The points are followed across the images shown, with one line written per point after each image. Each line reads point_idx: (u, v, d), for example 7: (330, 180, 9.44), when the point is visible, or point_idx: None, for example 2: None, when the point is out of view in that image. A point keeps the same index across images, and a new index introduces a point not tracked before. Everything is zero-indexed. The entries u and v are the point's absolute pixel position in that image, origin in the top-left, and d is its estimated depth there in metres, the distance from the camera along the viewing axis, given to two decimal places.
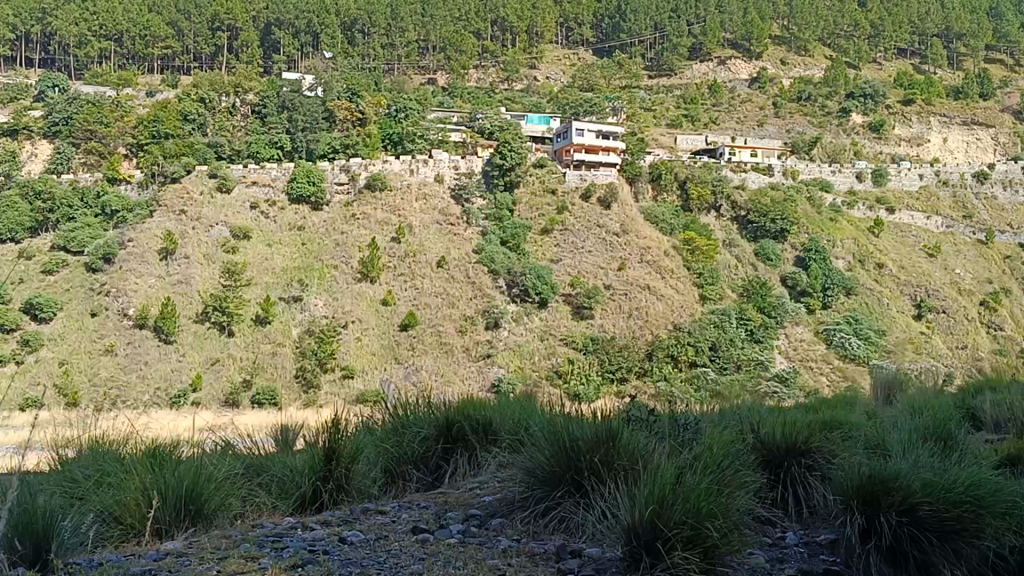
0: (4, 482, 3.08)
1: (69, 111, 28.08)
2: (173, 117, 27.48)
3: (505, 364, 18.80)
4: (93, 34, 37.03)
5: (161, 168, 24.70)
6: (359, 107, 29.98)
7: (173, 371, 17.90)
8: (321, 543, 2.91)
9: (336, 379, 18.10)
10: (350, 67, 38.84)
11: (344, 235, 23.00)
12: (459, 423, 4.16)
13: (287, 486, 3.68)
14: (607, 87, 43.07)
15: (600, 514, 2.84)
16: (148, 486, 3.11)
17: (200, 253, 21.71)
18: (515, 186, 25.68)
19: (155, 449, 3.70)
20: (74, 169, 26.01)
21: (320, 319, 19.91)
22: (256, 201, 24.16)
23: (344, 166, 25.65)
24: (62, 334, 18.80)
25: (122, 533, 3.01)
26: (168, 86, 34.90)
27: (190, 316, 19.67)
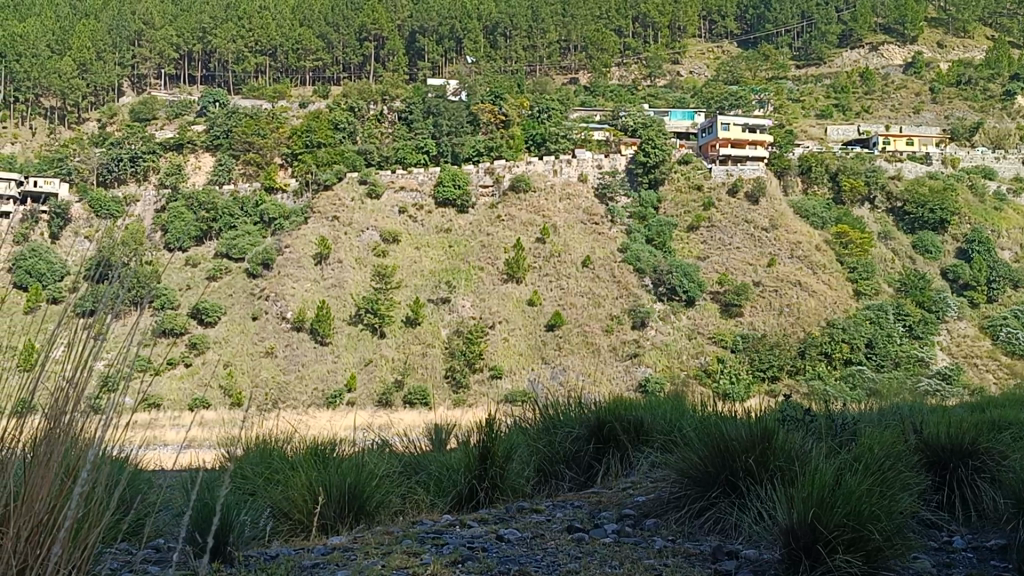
0: (182, 480, 3.29)
1: (229, 124, 29.12)
2: (324, 126, 28.41)
3: (653, 363, 18.68)
4: (249, 50, 38.82)
5: (315, 176, 25.66)
6: (502, 109, 30.29)
7: (329, 372, 18.63)
8: (479, 540, 2.98)
9: (485, 378, 18.34)
10: (492, 70, 39.28)
11: (489, 236, 23.32)
12: (610, 422, 4.14)
13: (444, 483, 3.77)
14: (752, 79, 42.12)
15: (757, 515, 2.80)
16: (312, 483, 3.25)
17: (352, 257, 22.47)
18: (660, 183, 25.46)
19: (316, 447, 3.86)
20: (234, 180, 27.24)
21: (468, 320, 20.28)
22: (404, 205, 24.76)
23: (489, 168, 26.00)
24: (226, 338, 19.76)
25: (291, 528, 3.17)
26: (319, 96, 36.06)
27: (344, 319, 20.35)
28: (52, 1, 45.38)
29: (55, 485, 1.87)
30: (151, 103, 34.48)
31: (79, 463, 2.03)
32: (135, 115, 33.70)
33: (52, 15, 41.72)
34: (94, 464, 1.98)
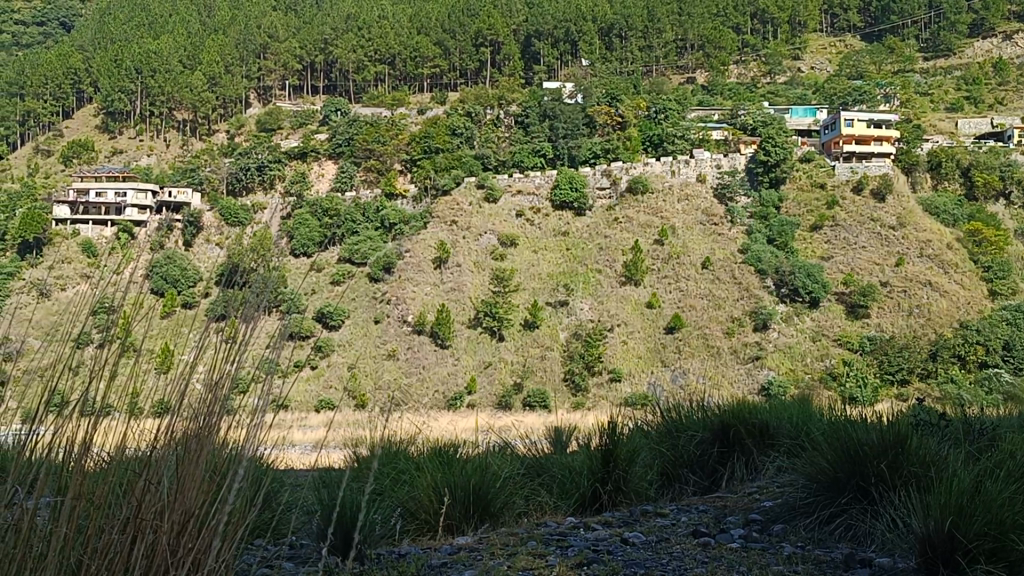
0: (315, 479, 3.40)
1: (350, 133, 29.84)
2: (442, 132, 28.79)
3: (776, 366, 18.29)
4: (369, 59, 39.66)
5: (433, 181, 26.06)
6: (618, 111, 30.14)
7: (449, 375, 18.88)
8: (604, 543, 2.97)
9: (604, 381, 18.25)
10: (608, 72, 39.03)
11: (607, 239, 23.24)
12: (735, 427, 4.08)
13: (567, 487, 3.78)
14: (877, 73, 40.78)
15: (890, 522, 2.72)
16: (439, 484, 3.31)
17: (471, 262, 22.78)
18: (781, 182, 24.92)
19: (441, 448, 3.93)
20: (356, 186, 27.84)
21: (586, 323, 20.25)
22: (522, 208, 24.91)
23: (606, 170, 25.93)
24: (350, 341, 20.20)
25: (418, 527, 3.23)
26: (437, 103, 36.53)
27: (464, 323, 20.62)
28: (183, 18, 47.30)
29: (200, 482, 1.96)
30: (277, 113, 35.61)
31: (225, 464, 2.16)
32: (262, 125, 34.88)
33: (184, 32, 43.58)
34: (244, 465, 2.10)
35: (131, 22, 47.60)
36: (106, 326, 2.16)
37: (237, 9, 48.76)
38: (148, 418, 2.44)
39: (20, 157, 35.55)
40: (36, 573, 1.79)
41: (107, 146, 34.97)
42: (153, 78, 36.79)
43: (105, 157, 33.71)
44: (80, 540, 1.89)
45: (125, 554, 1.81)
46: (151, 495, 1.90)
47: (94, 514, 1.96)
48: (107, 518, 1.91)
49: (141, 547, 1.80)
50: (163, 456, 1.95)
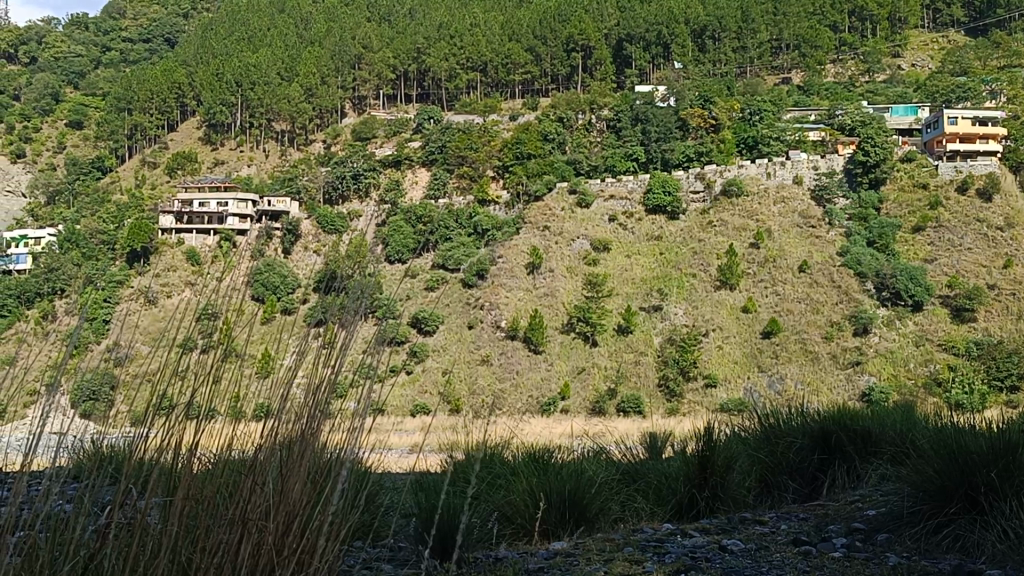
0: (411, 483, 3.45)
1: (443, 140, 30.16)
2: (534, 138, 28.91)
3: (877, 372, 17.81)
4: (462, 67, 40.00)
5: (526, 187, 26.24)
6: (712, 113, 29.81)
7: (543, 380, 18.92)
8: (702, 550, 2.95)
9: (699, 387, 18.02)
10: (701, 74, 38.54)
11: (701, 243, 23.01)
12: (836, 433, 3.99)
13: (663, 493, 3.76)
14: (983, 69, 39.32)
15: (1002, 534, 2.64)
16: (534, 489, 3.32)
17: (564, 266, 22.80)
18: (881, 183, 24.33)
19: (535, 453, 3.94)
20: (449, 193, 28.09)
21: (681, 327, 20.08)
22: (615, 213, 24.82)
23: (700, 174, 25.69)
24: (445, 346, 20.40)
25: (514, 531, 3.25)
26: (529, 109, 36.58)
27: (557, 328, 20.65)
28: (282, 31, 48.45)
29: (307, 485, 2.01)
30: (372, 122, 36.18)
31: (326, 467, 2.22)
32: (357, 134, 35.48)
33: (282, 45, 44.72)
34: (344, 466, 2.15)
35: (231, 37, 48.98)
36: (212, 335, 2.24)
37: (333, 21, 49.73)
38: (251, 420, 2.52)
39: (128, 170, 36.96)
40: (145, 568, 1.86)
41: (210, 158, 36.09)
42: (253, 91, 37.75)
43: (208, 168, 34.79)
44: (195, 539, 1.96)
45: (238, 552, 1.87)
46: (264, 495, 1.96)
47: (205, 515, 2.03)
48: (217, 519, 1.98)
49: (249, 545, 1.85)
50: (272, 456, 2.00)
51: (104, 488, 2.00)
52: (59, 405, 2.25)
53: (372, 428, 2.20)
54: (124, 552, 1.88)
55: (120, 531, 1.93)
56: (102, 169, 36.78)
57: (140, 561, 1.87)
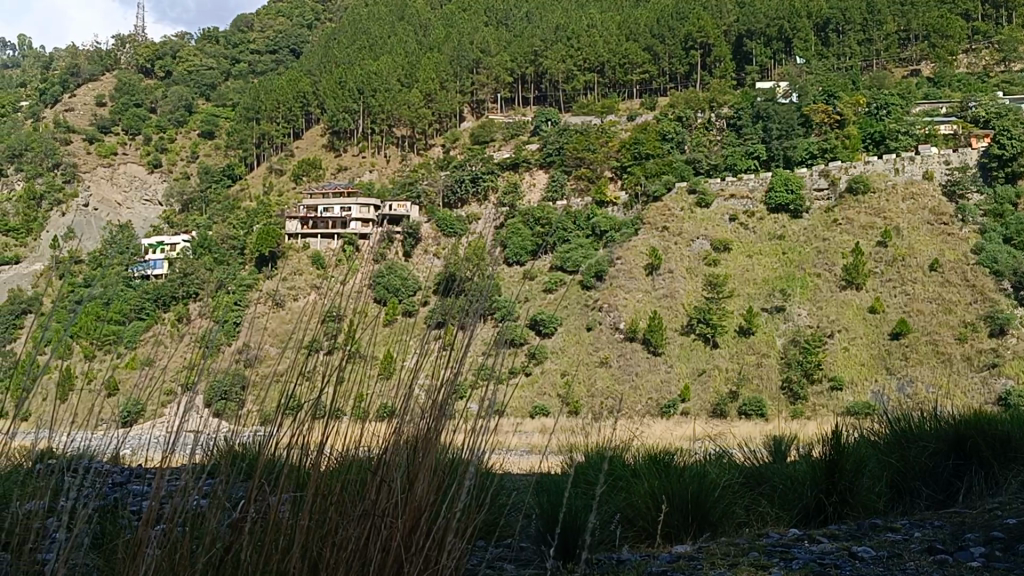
0: (531, 484, 3.49)
1: (561, 142, 30.18)
2: (653, 138, 28.70)
3: (1015, 374, 16.94)
4: (579, 68, 39.91)
5: (644, 188, 26.11)
6: (836, 109, 29.02)
7: (663, 382, 18.77)
8: (830, 557, 2.88)
9: (824, 390, 17.51)
10: (824, 69, 37.41)
11: (825, 242, 22.45)
12: (972, 438, 3.83)
13: (790, 497, 3.69)
14: None
15: None
16: (655, 492, 3.30)
17: (684, 267, 22.58)
18: (1019, 177, 23.23)
19: (656, 455, 3.93)
20: (567, 194, 28.10)
21: (805, 329, 19.61)
22: (735, 212, 24.45)
23: (823, 171, 25.06)
24: (564, 347, 20.40)
25: (637, 533, 3.24)
26: (646, 108, 36.20)
27: (676, 329, 20.46)
28: (401, 39, 49.26)
29: (431, 480, 2.04)
30: (490, 126, 36.45)
31: (451, 467, 2.26)
32: (476, 138, 35.79)
33: (402, 53, 45.54)
34: (470, 465, 2.19)
35: (353, 45, 50.10)
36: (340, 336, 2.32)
37: (451, 26, 50.27)
38: (376, 420, 2.59)
39: (256, 177, 38.26)
40: (276, 566, 1.93)
41: (334, 165, 37.04)
42: (374, 98, 38.53)
43: (331, 175, 35.68)
44: (325, 534, 2.02)
45: (367, 548, 1.92)
46: (393, 492, 2.02)
47: (334, 512, 2.09)
48: (344, 516, 2.04)
49: (375, 541, 1.90)
50: (398, 455, 2.06)
51: (239, 486, 2.08)
52: (195, 404, 2.36)
53: (494, 427, 2.23)
54: (258, 548, 1.96)
55: (254, 526, 2.01)
56: (232, 177, 38.18)
57: (273, 560, 1.94)
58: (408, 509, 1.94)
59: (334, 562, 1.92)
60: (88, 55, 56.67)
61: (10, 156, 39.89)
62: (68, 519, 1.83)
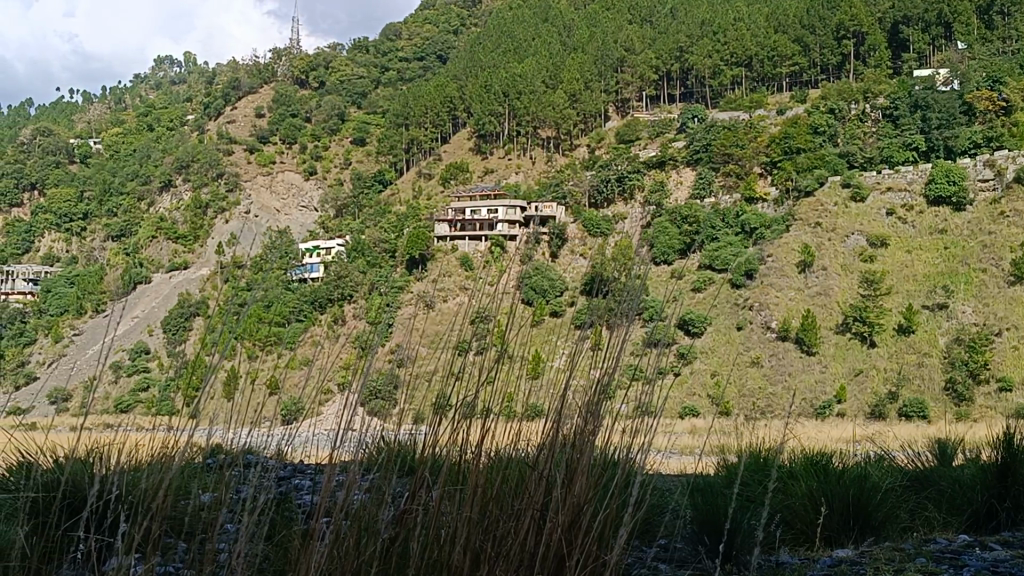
0: (685, 486, 3.45)
1: (707, 139, 30.26)
2: (804, 131, 27.85)
3: None
4: (726, 63, 39.23)
5: (795, 183, 25.53)
6: (1002, 95, 27.54)
7: (817, 382, 18.21)
8: (1005, 566, 2.74)
9: (992, 391, 16.55)
10: (988, 52, 35.39)
11: (992, 235, 21.28)
12: None
13: (958, 503, 3.53)
14: None
15: None
16: (811, 494, 3.22)
17: (838, 264, 21.92)
18: None
19: (812, 458, 3.83)
20: (715, 192, 27.74)
21: (970, 327, 18.59)
22: (893, 206, 23.55)
23: (989, 160, 23.79)
24: (714, 347, 20.02)
25: (795, 537, 3.17)
26: (796, 101, 35.12)
27: (831, 328, 19.89)
28: (546, 40, 49.43)
29: (589, 477, 2.05)
30: (636, 125, 36.19)
31: (605, 469, 2.26)
32: (621, 137, 35.62)
33: (546, 54, 45.78)
34: (626, 465, 2.18)
35: (498, 49, 50.59)
36: (492, 336, 2.37)
37: (594, 26, 50.06)
38: (528, 419, 2.62)
39: (406, 181, 39.25)
40: (432, 558, 1.97)
41: (481, 168, 37.55)
42: (519, 100, 38.82)
43: (478, 177, 36.24)
44: (485, 527, 2.04)
45: (526, 541, 1.92)
46: (549, 490, 2.03)
47: (496, 510, 2.12)
48: (505, 514, 2.07)
49: (531, 532, 1.92)
50: (555, 455, 2.06)
51: (397, 486, 2.13)
52: (355, 402, 2.43)
53: (650, 423, 2.22)
54: (417, 543, 2.00)
55: (412, 522, 2.06)
56: (383, 182, 39.32)
57: (436, 551, 1.98)
58: (567, 503, 1.93)
59: (494, 554, 1.94)
60: (248, 69, 59.32)
61: (179, 168, 42.39)
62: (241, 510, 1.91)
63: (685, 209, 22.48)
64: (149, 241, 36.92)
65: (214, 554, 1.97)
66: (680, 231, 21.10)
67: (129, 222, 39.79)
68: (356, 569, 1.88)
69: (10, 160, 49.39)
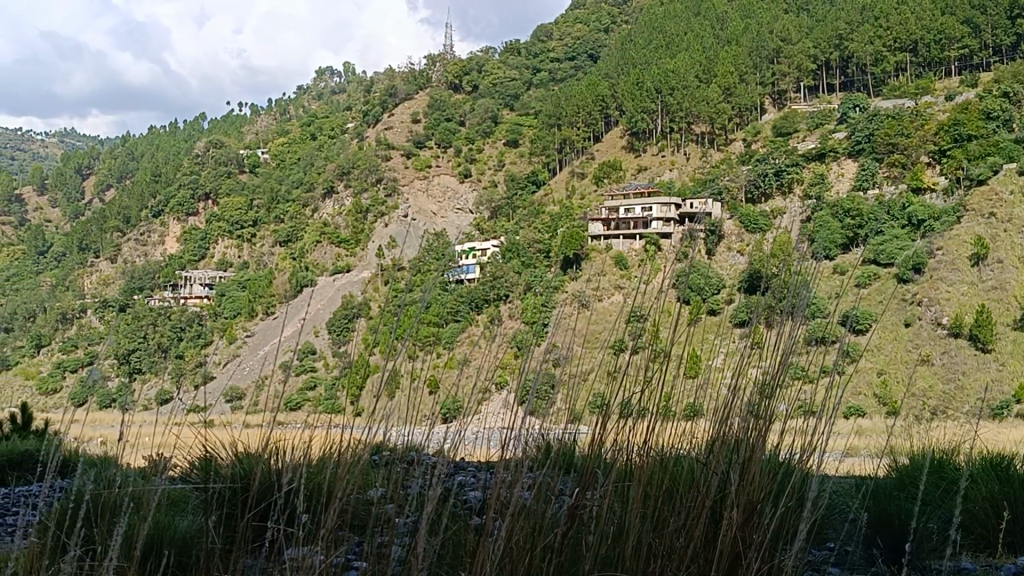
0: (857, 490, 3.36)
1: (870, 129, 29.09)
2: (975, 117, 26.38)
3: None
4: (889, 49, 37.58)
5: (966, 171, 24.43)
6: None
7: (993, 381, 17.21)
8: None
9: None
10: None
11: None
12: None
13: None
14: None
15: None
16: (993, 497, 3.09)
17: (1015, 257, 20.68)
18: None
19: (990, 459, 3.64)
20: (879, 183, 26.76)
21: None
22: None
23: None
24: (881, 345, 19.24)
25: (977, 543, 3.02)
26: (966, 85, 33.34)
27: (1009, 324, 18.85)
28: (698, 34, 48.59)
29: (758, 473, 2.03)
30: (795, 116, 35.23)
31: (776, 473, 2.19)
32: (778, 130, 34.88)
33: (700, 48, 45.08)
34: (796, 464, 2.14)
35: (650, 45, 50.04)
36: (648, 340, 2.39)
37: (750, 18, 48.79)
38: (692, 418, 2.61)
39: (559, 181, 39.53)
40: (598, 546, 1.98)
41: (634, 166, 37.41)
42: (672, 96, 38.30)
43: (632, 176, 36.13)
44: (655, 524, 2.04)
45: (701, 541, 1.88)
46: (720, 490, 2.00)
47: (667, 512, 2.09)
48: (676, 514, 2.04)
49: (699, 525, 1.89)
50: (723, 454, 2.02)
51: (569, 482, 2.14)
52: (521, 406, 2.51)
53: (819, 424, 2.17)
54: (592, 540, 1.99)
55: (583, 520, 2.07)
56: (537, 182, 39.75)
57: (606, 545, 1.97)
58: (741, 501, 1.87)
59: (670, 552, 1.91)
60: (405, 76, 60.77)
61: (341, 174, 43.94)
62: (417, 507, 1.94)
63: (847, 202, 21.69)
64: (315, 246, 38.96)
65: (394, 548, 2.02)
66: (843, 225, 20.40)
67: (295, 227, 41.63)
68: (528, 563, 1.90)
69: (187, 171, 52.37)
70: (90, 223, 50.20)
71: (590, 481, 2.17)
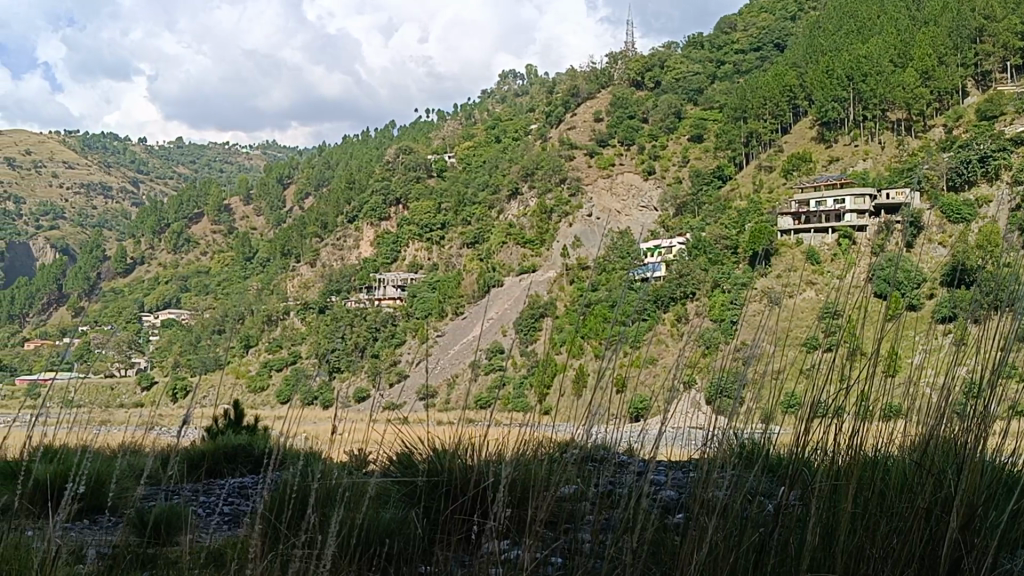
0: None
1: None
2: None
3: None
4: None
5: None
6: None
7: None
8: None
9: None
10: None
11: None
12: None
13: None
14: None
15: None
16: None
17: None
18: None
19: None
20: None
21: None
22: None
23: None
24: None
25: None
26: None
27: None
28: (893, 15, 46.04)
29: (973, 472, 1.91)
30: (1001, 98, 32.85)
31: (999, 475, 2.05)
32: (983, 113, 32.59)
33: (893, 30, 42.80)
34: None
35: (840, 31, 47.89)
36: (853, 344, 2.29)
37: None
38: (903, 419, 2.47)
39: (746, 176, 38.60)
40: (802, 545, 1.90)
41: (825, 157, 36.30)
42: (864, 83, 36.62)
43: (823, 167, 35.15)
44: (866, 519, 1.95)
45: (924, 548, 1.77)
46: (943, 495, 1.88)
47: (881, 515, 1.99)
48: (892, 518, 1.94)
49: (917, 530, 1.79)
50: (941, 461, 1.92)
51: (775, 484, 2.06)
52: (716, 413, 2.45)
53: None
54: (802, 540, 1.92)
55: (791, 522, 1.99)
56: (723, 177, 39.10)
57: (817, 539, 1.90)
58: (963, 503, 1.75)
59: (889, 550, 1.82)
60: (586, 76, 60.77)
61: (525, 176, 44.49)
62: (621, 504, 1.94)
63: None
64: (502, 246, 40.06)
65: (597, 549, 2.02)
66: None
67: (482, 229, 42.50)
68: (737, 559, 1.84)
69: (379, 178, 54.29)
70: (292, 230, 52.80)
71: (796, 480, 2.09)
